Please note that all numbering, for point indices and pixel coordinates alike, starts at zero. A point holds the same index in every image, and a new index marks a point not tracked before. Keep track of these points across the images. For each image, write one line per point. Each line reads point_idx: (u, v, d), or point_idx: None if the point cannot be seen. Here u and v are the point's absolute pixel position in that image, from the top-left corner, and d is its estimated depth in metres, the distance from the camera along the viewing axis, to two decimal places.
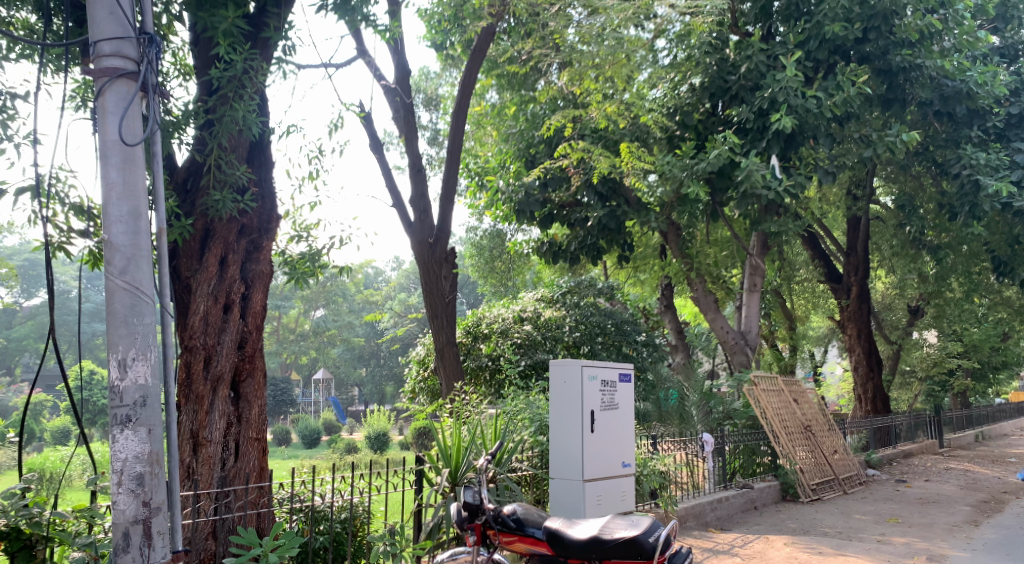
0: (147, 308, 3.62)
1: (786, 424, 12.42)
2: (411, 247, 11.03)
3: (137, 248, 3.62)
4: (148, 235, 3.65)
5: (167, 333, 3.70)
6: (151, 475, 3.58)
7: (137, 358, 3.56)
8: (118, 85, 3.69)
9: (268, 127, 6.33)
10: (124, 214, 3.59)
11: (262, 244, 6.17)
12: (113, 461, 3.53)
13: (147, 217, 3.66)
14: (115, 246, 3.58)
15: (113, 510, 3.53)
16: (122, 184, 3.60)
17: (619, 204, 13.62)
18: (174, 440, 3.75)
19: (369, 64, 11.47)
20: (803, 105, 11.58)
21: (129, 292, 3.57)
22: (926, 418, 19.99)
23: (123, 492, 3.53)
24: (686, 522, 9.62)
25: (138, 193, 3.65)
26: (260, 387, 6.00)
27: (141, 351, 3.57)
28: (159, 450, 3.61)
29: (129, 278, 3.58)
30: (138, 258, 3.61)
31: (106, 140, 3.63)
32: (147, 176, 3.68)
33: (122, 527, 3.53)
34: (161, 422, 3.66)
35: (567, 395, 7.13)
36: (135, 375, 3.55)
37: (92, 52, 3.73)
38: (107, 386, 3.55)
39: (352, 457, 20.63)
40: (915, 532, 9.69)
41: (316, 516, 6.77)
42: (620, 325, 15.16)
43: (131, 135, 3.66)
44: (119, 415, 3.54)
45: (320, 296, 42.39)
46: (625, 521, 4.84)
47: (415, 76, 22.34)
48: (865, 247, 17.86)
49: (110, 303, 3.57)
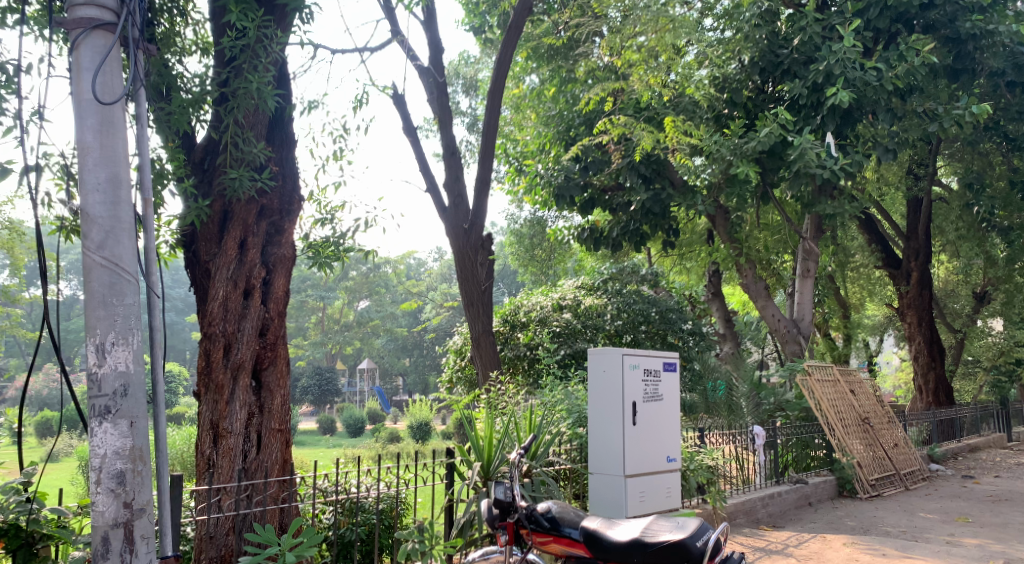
0: (128, 287, 3.50)
1: (842, 416, 11.85)
2: (446, 234, 10.70)
3: (117, 220, 3.51)
4: (127, 205, 3.53)
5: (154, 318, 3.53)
6: (133, 473, 3.46)
7: (116, 343, 3.44)
8: (93, 37, 3.57)
9: (288, 102, 6.04)
10: (101, 181, 3.47)
11: (285, 226, 5.84)
12: (91, 457, 3.42)
13: (126, 185, 3.54)
14: (92, 218, 3.47)
15: (93, 512, 3.43)
16: (99, 147, 3.48)
17: (663, 187, 13.04)
18: (162, 436, 3.63)
19: (403, 45, 11.17)
20: (862, 77, 11.04)
21: (108, 269, 3.45)
22: (993, 410, 19.18)
23: (102, 492, 3.42)
24: (735, 520, 9.15)
25: (117, 157, 3.53)
26: (282, 376, 5.69)
27: (121, 335, 3.46)
28: (142, 445, 3.49)
29: (107, 253, 3.46)
30: (117, 231, 3.49)
31: (82, 99, 3.51)
32: (125, 138, 3.56)
33: (102, 530, 3.41)
34: (146, 415, 3.53)
35: (607, 386, 6.72)
36: (114, 360, 3.44)
37: (68, 3, 3.60)
38: (87, 373, 3.44)
39: (392, 448, 20.45)
40: (987, 532, 9.09)
41: (352, 509, 6.55)
42: (666, 313, 14.59)
43: (106, 92, 3.54)
44: (98, 406, 3.42)
45: (364, 287, 42.70)
46: (670, 524, 4.44)
47: (456, 61, 22.09)
48: (926, 230, 17.09)
49: (89, 281, 3.46)
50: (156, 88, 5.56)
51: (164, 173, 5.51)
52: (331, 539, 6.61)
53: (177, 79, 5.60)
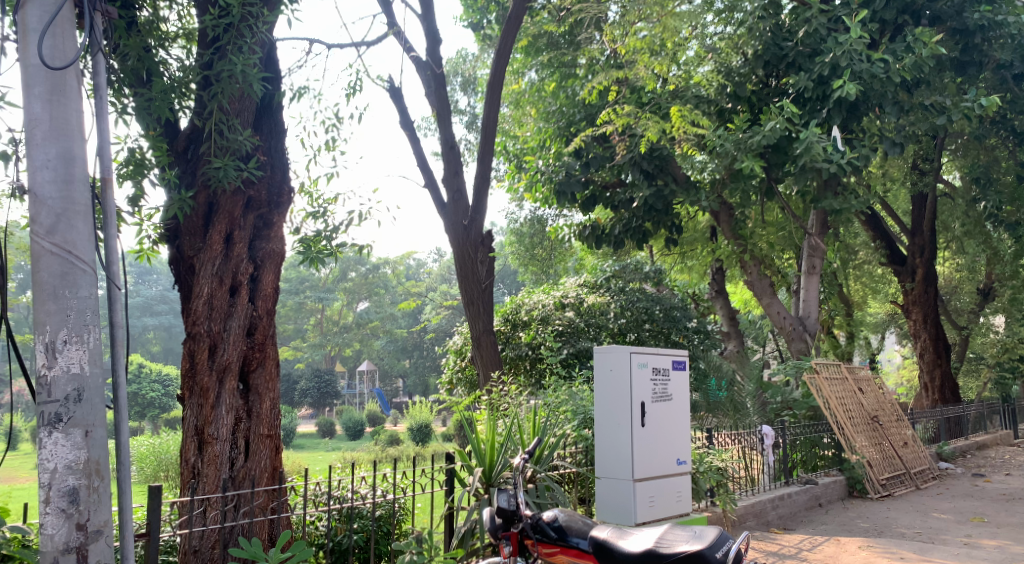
0: (82, 279, 3.37)
1: (851, 415, 11.54)
2: (445, 231, 10.39)
3: (69, 202, 3.38)
4: (81, 186, 3.40)
5: (113, 310, 3.44)
6: (87, 489, 3.32)
7: (69, 341, 3.31)
8: None
9: (277, 89, 5.74)
10: (51, 156, 3.35)
11: (274, 219, 5.53)
12: (41, 472, 3.27)
13: (79, 162, 3.41)
14: (42, 200, 3.33)
15: (42, 534, 3.28)
16: (49, 119, 3.36)
17: (666, 183, 12.70)
18: (123, 447, 3.50)
19: (398, 37, 10.87)
20: (869, 69, 10.76)
21: (59, 256, 3.32)
22: (999, 407, 18.92)
23: (53, 511, 3.28)
24: (746, 523, 8.85)
25: (70, 131, 3.40)
26: (271, 378, 5.38)
27: (74, 332, 3.32)
28: (97, 457, 3.34)
29: (58, 238, 3.33)
30: (69, 213, 3.36)
31: (29, 66, 3.38)
32: (78, 112, 3.43)
33: (52, 554, 3.28)
34: (103, 423, 3.39)
35: (614, 386, 6.41)
36: (67, 361, 3.30)
37: None
38: (36, 376, 3.29)
39: (393, 450, 20.12)
40: (1006, 534, 8.76)
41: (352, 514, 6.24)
42: (670, 310, 14.24)
43: (55, 59, 3.41)
44: (48, 414, 3.27)
45: (362, 288, 42.61)
46: (686, 533, 4.12)
47: (454, 58, 21.78)
48: (932, 226, 16.81)
49: (38, 270, 3.32)
50: (135, 71, 5.21)
51: (144, 163, 5.17)
52: (326, 547, 6.30)
53: (159, 64, 5.27)
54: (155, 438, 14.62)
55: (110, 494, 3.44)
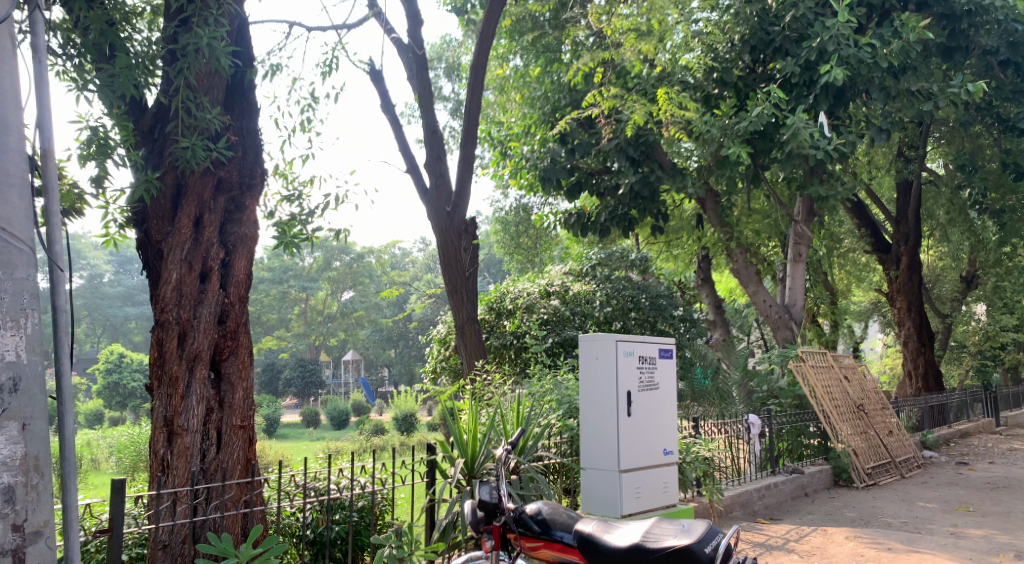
0: (19, 259, 3.25)
1: (837, 402, 11.47)
2: (427, 217, 10.19)
3: (5, 174, 3.26)
4: (18, 159, 3.29)
5: (55, 291, 3.33)
6: (25, 488, 3.17)
7: (6, 327, 3.18)
8: None
9: (247, 67, 5.51)
10: None
11: (246, 202, 5.32)
12: None
13: (16, 133, 3.32)
14: None
15: None
16: None
17: (652, 169, 12.54)
18: (66, 442, 3.37)
19: (379, 18, 10.63)
20: (856, 54, 10.63)
21: None
22: (981, 395, 18.97)
23: None
24: (732, 513, 8.74)
25: (7, 102, 3.31)
26: (244, 367, 5.18)
27: (11, 318, 3.20)
28: (34, 453, 3.21)
29: None
30: (6, 187, 3.24)
31: None
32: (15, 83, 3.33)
33: None
34: (41, 417, 3.26)
35: (599, 375, 6.26)
36: (4, 347, 3.16)
37: None
38: None
39: (378, 440, 19.95)
40: (991, 522, 8.72)
41: (333, 506, 6.08)
42: (655, 299, 14.11)
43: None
44: None
45: (346, 277, 42.25)
46: (675, 528, 3.99)
47: (438, 44, 21.53)
48: (916, 214, 16.79)
49: None
50: (97, 46, 4.98)
51: (109, 142, 4.94)
52: (307, 540, 6.13)
53: (124, 40, 5.03)
54: (133, 429, 14.37)
55: (50, 494, 3.30)
